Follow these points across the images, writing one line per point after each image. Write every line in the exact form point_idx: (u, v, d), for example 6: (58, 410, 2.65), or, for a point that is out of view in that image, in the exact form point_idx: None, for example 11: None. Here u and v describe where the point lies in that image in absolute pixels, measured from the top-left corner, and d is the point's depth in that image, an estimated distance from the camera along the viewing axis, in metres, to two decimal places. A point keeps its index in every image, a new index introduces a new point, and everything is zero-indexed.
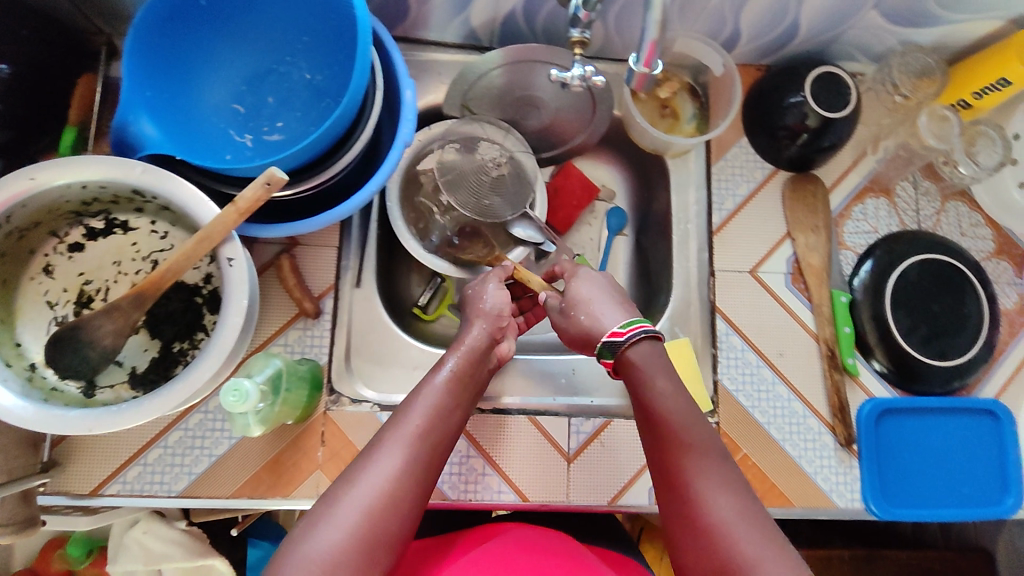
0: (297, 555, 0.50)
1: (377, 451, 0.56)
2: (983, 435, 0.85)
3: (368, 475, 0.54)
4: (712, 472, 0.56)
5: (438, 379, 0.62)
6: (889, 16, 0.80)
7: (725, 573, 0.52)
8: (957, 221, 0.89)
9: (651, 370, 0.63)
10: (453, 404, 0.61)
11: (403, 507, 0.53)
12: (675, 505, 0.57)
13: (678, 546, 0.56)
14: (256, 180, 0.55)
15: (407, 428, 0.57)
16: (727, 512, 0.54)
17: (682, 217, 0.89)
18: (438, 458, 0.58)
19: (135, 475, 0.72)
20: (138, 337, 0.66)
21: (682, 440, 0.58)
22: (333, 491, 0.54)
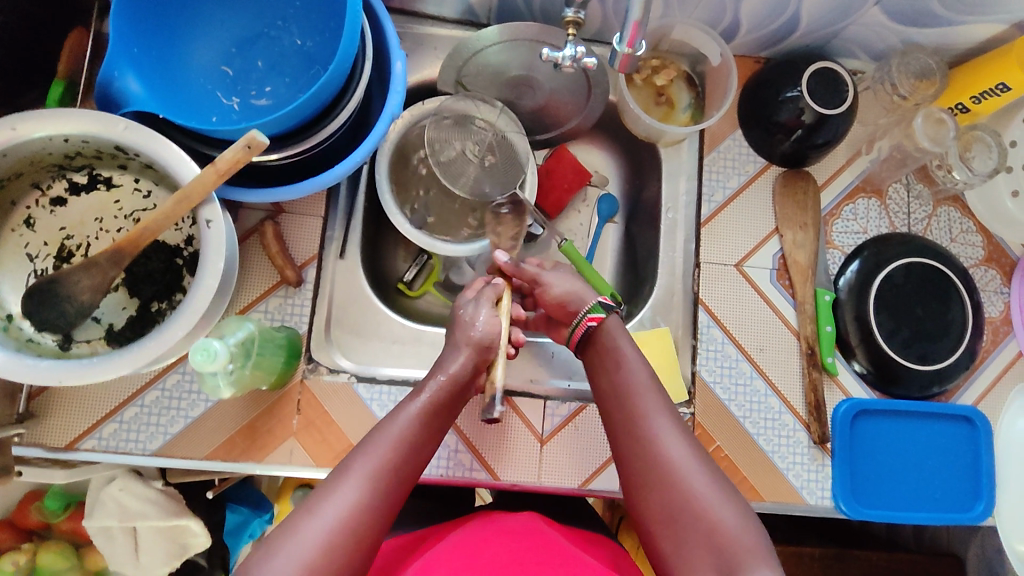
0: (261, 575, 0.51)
1: (340, 479, 0.57)
2: (959, 442, 0.85)
3: (330, 504, 0.55)
4: (663, 421, 0.64)
5: (411, 408, 0.63)
6: (891, 14, 0.79)
7: (676, 510, 0.59)
8: (947, 227, 0.89)
9: (620, 344, 0.71)
10: (423, 434, 0.62)
11: (361, 538, 0.54)
12: (632, 456, 0.64)
13: (636, 492, 0.63)
14: (237, 143, 0.56)
15: (374, 459, 0.58)
16: (680, 458, 0.62)
17: (672, 206, 0.88)
18: (401, 489, 0.58)
19: (111, 432, 0.73)
20: (117, 295, 0.67)
21: (640, 398, 0.66)
22: (293, 519, 0.54)
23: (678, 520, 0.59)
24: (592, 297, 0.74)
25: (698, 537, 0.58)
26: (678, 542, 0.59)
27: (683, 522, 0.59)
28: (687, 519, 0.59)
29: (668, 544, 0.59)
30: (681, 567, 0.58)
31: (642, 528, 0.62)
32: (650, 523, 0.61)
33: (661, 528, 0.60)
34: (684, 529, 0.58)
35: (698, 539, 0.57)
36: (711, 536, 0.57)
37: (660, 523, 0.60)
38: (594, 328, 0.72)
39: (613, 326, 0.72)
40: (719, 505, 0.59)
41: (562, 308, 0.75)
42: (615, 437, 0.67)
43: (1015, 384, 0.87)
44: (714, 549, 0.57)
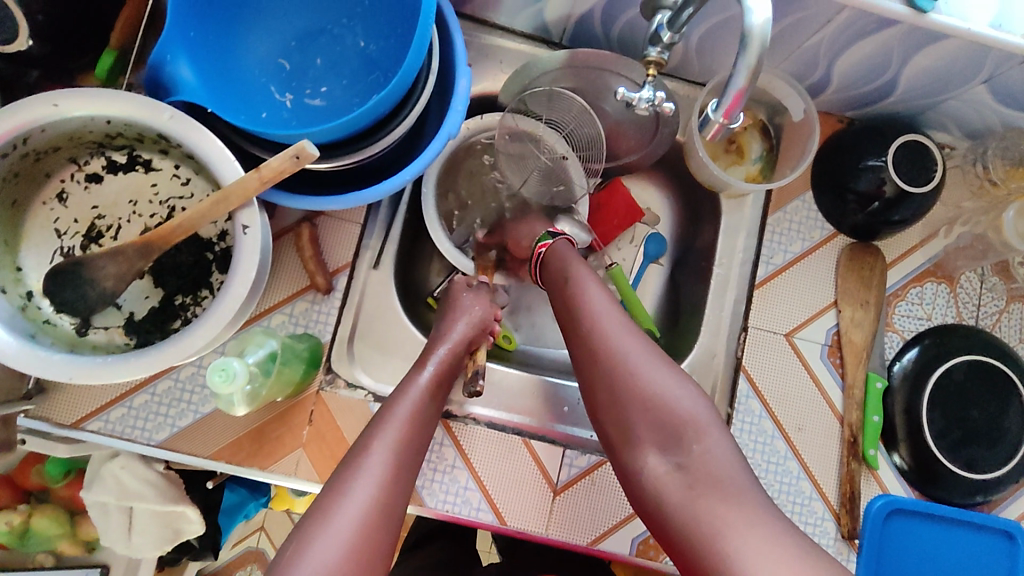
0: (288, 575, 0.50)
1: (358, 464, 0.57)
2: (995, 555, 0.79)
3: (359, 484, 0.55)
4: (604, 307, 0.66)
5: (420, 383, 0.66)
6: (998, 95, 0.72)
7: (620, 395, 0.62)
8: (1018, 325, 0.83)
9: (568, 254, 0.74)
10: (427, 404, 0.65)
11: (393, 515, 0.56)
12: (579, 347, 0.66)
13: (586, 387, 0.65)
14: (286, 151, 0.53)
15: (388, 440, 0.59)
16: (624, 345, 0.63)
17: (726, 261, 0.83)
18: (411, 455, 0.60)
19: (118, 416, 0.71)
20: (141, 282, 0.64)
21: (582, 293, 0.68)
22: (322, 505, 0.54)
23: (624, 402, 0.61)
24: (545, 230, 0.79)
25: (651, 417, 0.60)
26: (625, 424, 0.61)
27: (629, 404, 0.61)
28: (633, 400, 0.61)
29: (616, 425, 0.62)
30: (630, 444, 0.61)
31: (593, 417, 0.65)
32: (598, 410, 0.64)
33: (609, 414, 0.63)
34: (630, 408, 0.61)
35: (645, 418, 0.60)
36: (657, 415, 0.60)
37: (607, 410, 0.63)
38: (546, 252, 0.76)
39: (562, 244, 0.76)
40: (667, 384, 0.61)
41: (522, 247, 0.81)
42: (565, 336, 0.69)
43: None
44: (666, 423, 0.59)
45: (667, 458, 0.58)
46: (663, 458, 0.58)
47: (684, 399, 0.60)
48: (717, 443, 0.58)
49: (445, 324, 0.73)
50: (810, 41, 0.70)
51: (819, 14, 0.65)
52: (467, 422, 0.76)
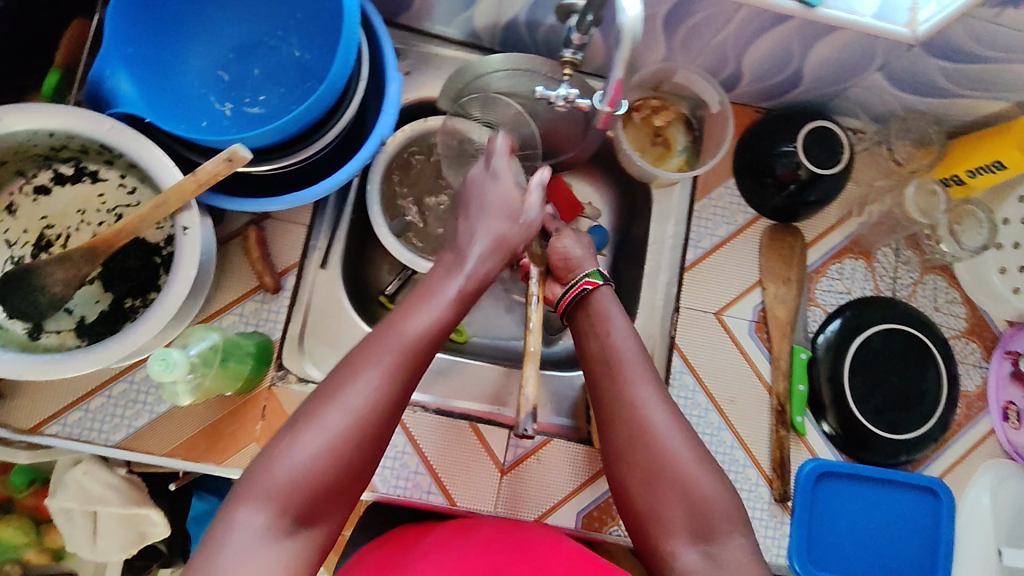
0: (273, 469, 0.51)
1: (364, 364, 0.55)
2: (923, 511, 0.84)
3: (356, 387, 0.54)
4: (645, 385, 0.66)
5: (443, 300, 0.62)
6: (894, 81, 0.78)
7: (654, 472, 0.62)
8: (932, 295, 0.89)
9: (610, 311, 0.72)
10: (451, 312, 0.62)
11: (390, 419, 0.55)
12: (614, 416, 0.66)
13: (616, 452, 0.65)
14: (218, 155, 0.56)
15: (400, 346, 0.57)
16: (662, 423, 0.64)
17: (658, 246, 0.88)
18: (422, 362, 0.58)
19: (76, 419, 0.74)
20: (91, 287, 0.67)
21: (625, 362, 0.67)
22: (313, 405, 0.54)
23: (657, 480, 0.62)
24: (591, 266, 0.76)
25: (679, 497, 0.61)
26: (655, 507, 0.61)
27: (665, 486, 0.61)
28: (667, 480, 0.61)
29: (646, 503, 0.62)
30: (655, 527, 0.61)
31: (619, 488, 0.65)
32: (626, 480, 0.64)
33: (638, 489, 0.63)
34: (664, 488, 0.61)
35: (677, 504, 0.61)
36: (691, 502, 0.60)
37: (639, 485, 0.63)
38: (589, 292, 0.73)
39: (605, 295, 0.73)
40: (700, 474, 0.62)
41: (563, 266, 0.77)
42: (597, 398, 0.68)
43: (984, 458, 0.87)
44: (693, 506, 0.60)
45: (693, 546, 0.59)
46: (691, 546, 0.59)
47: (709, 482, 0.62)
48: (740, 541, 0.59)
49: (486, 217, 0.70)
50: (717, 37, 0.75)
51: (720, 11, 0.70)
52: (415, 410, 0.80)
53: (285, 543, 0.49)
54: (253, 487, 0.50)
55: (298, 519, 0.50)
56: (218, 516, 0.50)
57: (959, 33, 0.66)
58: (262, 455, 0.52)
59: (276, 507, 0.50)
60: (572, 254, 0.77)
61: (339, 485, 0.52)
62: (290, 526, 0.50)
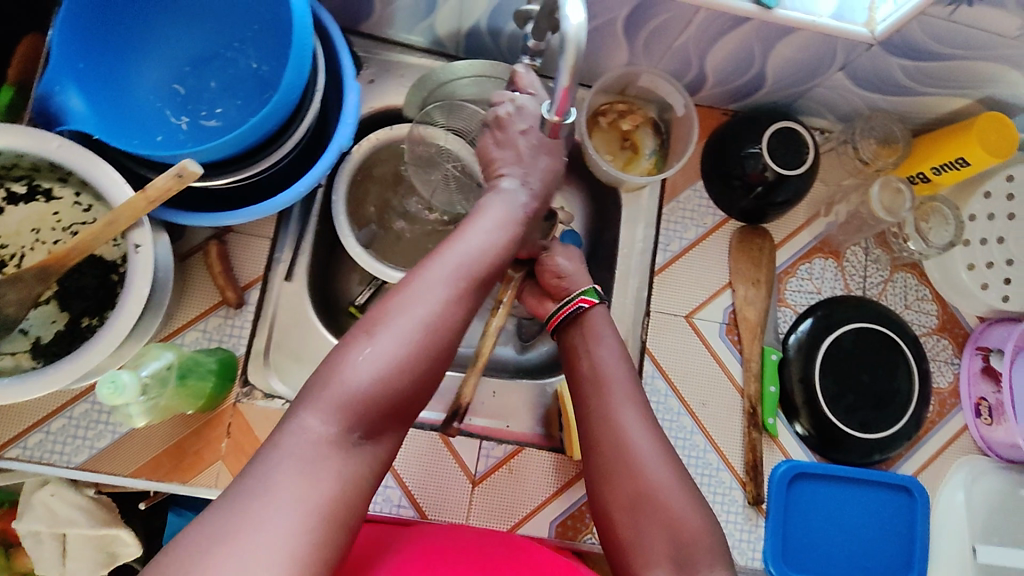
0: (342, 368, 0.49)
1: (431, 275, 0.54)
2: (898, 510, 0.84)
3: (426, 300, 0.53)
4: (632, 411, 0.66)
5: (501, 222, 0.61)
6: (857, 80, 0.78)
7: (637, 500, 0.62)
8: (903, 293, 0.89)
9: (602, 333, 0.72)
10: (511, 235, 0.61)
11: (456, 332, 0.54)
12: (602, 439, 0.66)
13: (602, 477, 0.65)
14: (168, 171, 0.55)
15: (465, 262, 0.56)
16: (648, 449, 0.64)
17: (627, 251, 0.88)
18: (486, 281, 0.57)
19: (37, 441, 0.72)
20: (46, 308, 0.66)
21: (614, 385, 0.68)
22: (381, 311, 0.52)
23: (641, 508, 0.62)
24: (585, 283, 0.76)
25: (660, 525, 0.60)
26: (637, 534, 0.61)
27: (649, 513, 0.61)
28: (650, 508, 0.61)
29: (629, 529, 0.62)
30: (635, 554, 0.61)
31: (601, 513, 0.64)
32: (610, 506, 0.64)
33: (622, 516, 0.63)
34: (647, 516, 0.61)
35: (659, 531, 0.60)
36: (673, 530, 0.60)
37: (623, 511, 0.63)
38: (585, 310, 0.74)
39: (600, 314, 0.74)
40: (684, 503, 0.61)
41: (557, 284, 0.76)
42: (583, 420, 0.68)
43: (957, 455, 0.87)
44: (673, 535, 0.60)
45: None
46: None
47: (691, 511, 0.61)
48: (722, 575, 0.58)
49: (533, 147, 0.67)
50: (678, 41, 0.75)
51: (679, 15, 0.70)
52: None
53: (355, 456, 0.48)
54: (322, 394, 0.49)
55: (365, 431, 0.49)
56: (281, 425, 0.48)
57: (916, 32, 0.66)
58: (331, 360, 0.50)
59: (346, 415, 0.48)
60: (539, 260, 0.76)
61: (405, 400, 0.51)
62: (359, 439, 0.49)
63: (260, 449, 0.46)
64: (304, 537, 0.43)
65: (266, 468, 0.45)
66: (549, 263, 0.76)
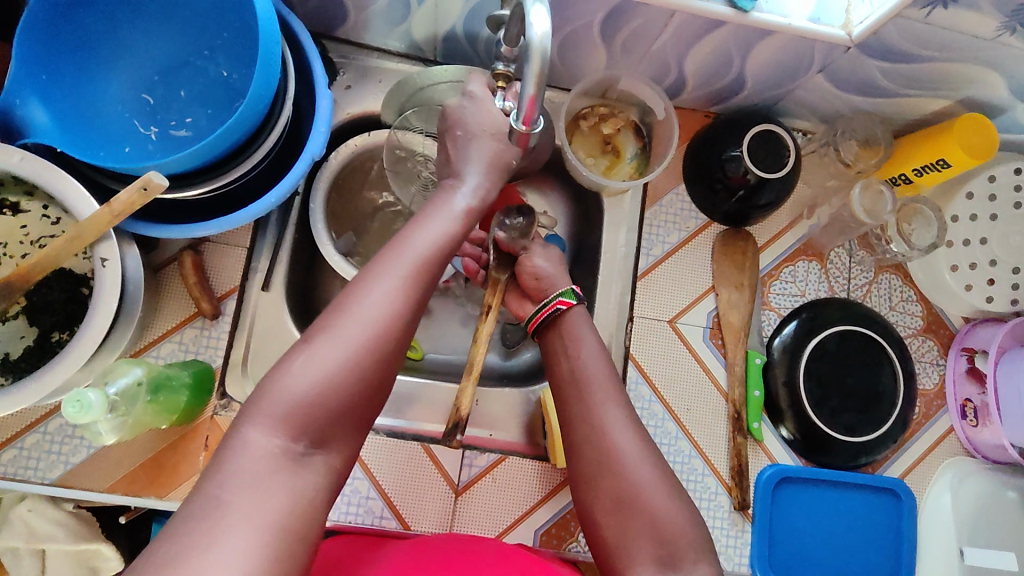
0: (285, 378, 0.48)
1: (375, 276, 0.53)
2: (885, 513, 0.83)
3: (369, 303, 0.52)
4: (613, 410, 0.64)
5: (450, 218, 0.60)
6: (836, 82, 0.77)
7: (622, 501, 0.59)
8: (888, 294, 0.89)
9: (581, 334, 0.70)
10: (459, 233, 0.60)
11: (403, 334, 0.53)
12: (582, 442, 0.63)
13: (585, 479, 0.62)
14: (132, 184, 0.55)
15: (411, 261, 0.55)
16: (631, 446, 0.61)
17: (610, 256, 0.87)
18: (433, 280, 0.56)
19: (10, 457, 0.71)
20: (16, 323, 0.65)
21: (593, 386, 0.66)
22: (326, 317, 0.51)
23: (626, 508, 0.59)
24: (564, 284, 0.74)
25: (645, 525, 0.58)
26: (623, 537, 0.58)
27: (631, 513, 0.58)
28: (635, 508, 0.58)
29: (614, 532, 0.59)
30: (621, 559, 0.58)
31: (588, 520, 0.62)
32: (596, 509, 0.61)
33: (608, 518, 0.60)
34: (634, 517, 0.58)
35: (643, 532, 0.57)
36: (655, 528, 0.57)
37: (607, 512, 0.60)
38: (563, 312, 0.72)
39: (579, 316, 0.72)
40: (665, 500, 0.59)
41: (535, 285, 0.74)
42: (566, 422, 0.66)
43: (945, 456, 0.87)
44: (658, 536, 0.57)
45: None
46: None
47: (677, 510, 0.58)
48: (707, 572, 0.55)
49: (481, 145, 0.66)
50: (656, 44, 0.74)
51: (655, 18, 0.69)
52: None
53: (303, 468, 0.47)
54: (265, 404, 0.48)
55: (312, 440, 0.48)
56: (225, 438, 0.47)
57: (893, 34, 0.65)
58: (272, 370, 0.49)
59: (290, 425, 0.47)
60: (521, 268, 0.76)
61: (353, 405, 0.50)
62: (305, 448, 0.48)
63: (207, 464, 0.45)
64: (262, 552, 0.42)
65: (215, 485, 0.44)
66: (527, 265, 0.74)
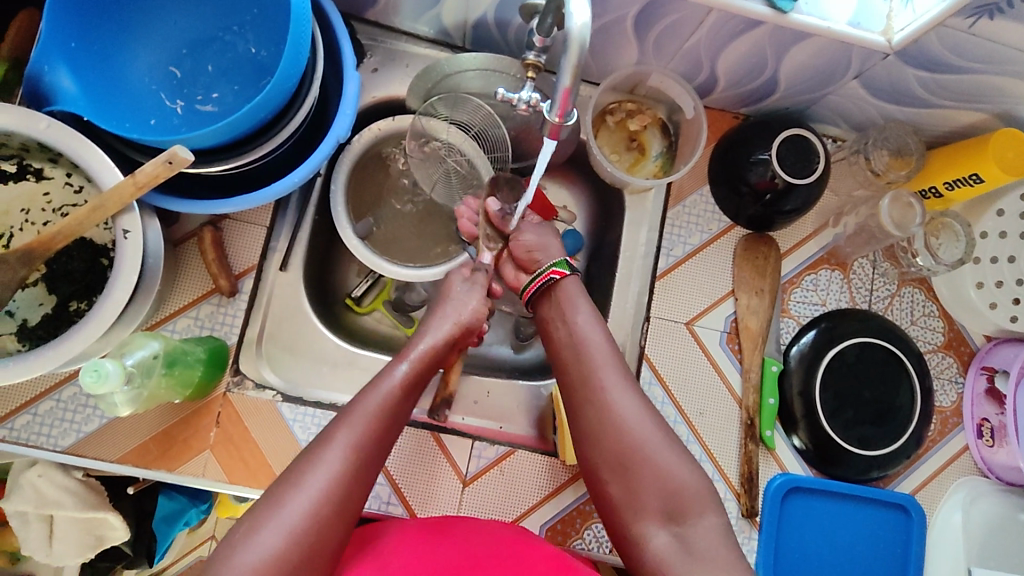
0: (237, 556, 0.53)
1: (323, 452, 0.59)
2: (893, 529, 0.82)
3: (315, 478, 0.57)
4: (612, 372, 0.66)
5: (392, 380, 0.65)
6: (871, 89, 0.76)
7: (624, 457, 0.62)
8: (909, 308, 0.87)
9: (577, 300, 0.72)
10: (403, 400, 0.65)
11: (350, 499, 0.58)
12: (582, 405, 0.66)
13: (585, 440, 0.65)
14: (158, 157, 0.54)
15: (358, 429, 0.61)
16: (629, 409, 0.64)
17: (630, 252, 0.87)
18: (380, 446, 0.62)
19: (23, 423, 0.72)
20: (35, 290, 0.65)
21: (591, 350, 0.68)
22: (278, 492, 0.57)
23: (630, 465, 0.62)
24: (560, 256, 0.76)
25: (651, 483, 0.61)
26: (630, 491, 0.62)
27: (636, 470, 0.62)
28: (638, 466, 0.62)
29: (618, 490, 0.62)
30: (630, 510, 0.62)
31: (591, 475, 0.65)
32: (601, 469, 0.64)
33: (612, 475, 0.63)
34: (639, 475, 0.61)
35: (649, 486, 0.61)
36: (662, 484, 0.60)
37: (611, 470, 0.63)
38: (558, 281, 0.74)
39: (573, 283, 0.73)
40: (667, 456, 0.62)
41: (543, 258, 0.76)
42: (567, 383, 0.68)
43: (958, 475, 0.86)
44: (664, 492, 0.60)
45: (664, 529, 0.59)
46: (662, 528, 0.59)
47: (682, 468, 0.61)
48: (715, 522, 0.59)
49: (436, 318, 0.73)
50: (689, 41, 0.73)
51: (690, 15, 0.68)
52: None
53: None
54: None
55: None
56: None
57: (934, 42, 0.64)
58: (223, 547, 0.54)
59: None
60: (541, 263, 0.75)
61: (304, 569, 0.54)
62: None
63: None
64: None
65: None
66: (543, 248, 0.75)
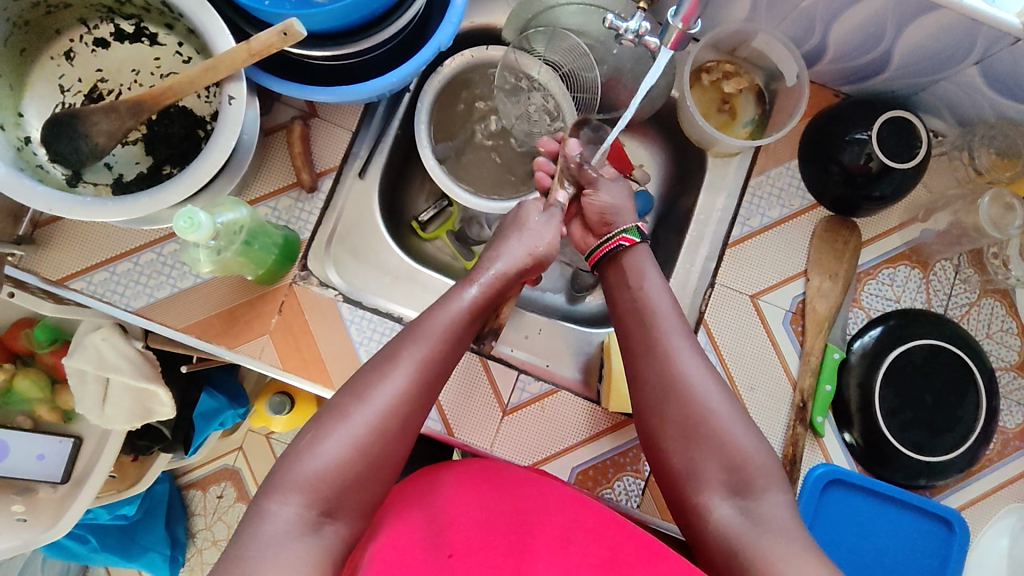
0: (300, 466, 0.55)
1: (389, 367, 0.59)
2: (931, 542, 0.79)
3: (379, 393, 0.58)
4: (681, 340, 0.65)
5: (461, 301, 0.65)
6: (989, 79, 0.72)
7: (688, 427, 0.62)
8: (987, 320, 0.83)
9: (645, 269, 0.71)
10: (469, 322, 0.65)
11: (414, 417, 0.59)
12: (646, 371, 0.65)
13: (647, 413, 0.65)
14: (273, 27, 0.56)
15: (425, 347, 0.61)
16: (697, 377, 0.63)
17: (704, 217, 0.86)
18: (446, 360, 0.62)
19: (101, 279, 0.75)
20: (134, 149, 0.68)
21: (665, 319, 0.67)
22: (342, 402, 0.58)
23: (694, 436, 0.61)
24: (630, 223, 0.74)
25: (717, 456, 0.60)
26: (691, 462, 0.61)
27: (700, 441, 0.61)
28: (703, 438, 0.61)
29: (681, 459, 0.62)
30: (692, 482, 0.61)
31: (654, 446, 0.65)
32: (664, 441, 0.63)
33: (675, 446, 0.62)
34: (703, 447, 0.61)
35: (712, 458, 0.60)
36: (724, 457, 0.60)
37: (674, 441, 0.62)
38: (625, 249, 0.72)
39: (641, 252, 0.72)
40: (733, 428, 0.61)
41: (623, 203, 0.75)
42: (629, 349, 0.68)
43: (1009, 500, 0.82)
44: (730, 466, 0.59)
45: (729, 502, 0.59)
46: (727, 501, 0.59)
47: (748, 444, 0.60)
48: (779, 498, 0.58)
49: (510, 244, 0.70)
50: (806, 2, 0.71)
51: None
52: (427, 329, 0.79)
53: (315, 535, 0.53)
54: (286, 478, 0.54)
55: (301, 510, 0.53)
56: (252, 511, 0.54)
57: None
58: (291, 451, 0.56)
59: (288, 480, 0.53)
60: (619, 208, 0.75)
61: (363, 480, 0.56)
62: (317, 518, 0.54)
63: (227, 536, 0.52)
64: None
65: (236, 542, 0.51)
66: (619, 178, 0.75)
